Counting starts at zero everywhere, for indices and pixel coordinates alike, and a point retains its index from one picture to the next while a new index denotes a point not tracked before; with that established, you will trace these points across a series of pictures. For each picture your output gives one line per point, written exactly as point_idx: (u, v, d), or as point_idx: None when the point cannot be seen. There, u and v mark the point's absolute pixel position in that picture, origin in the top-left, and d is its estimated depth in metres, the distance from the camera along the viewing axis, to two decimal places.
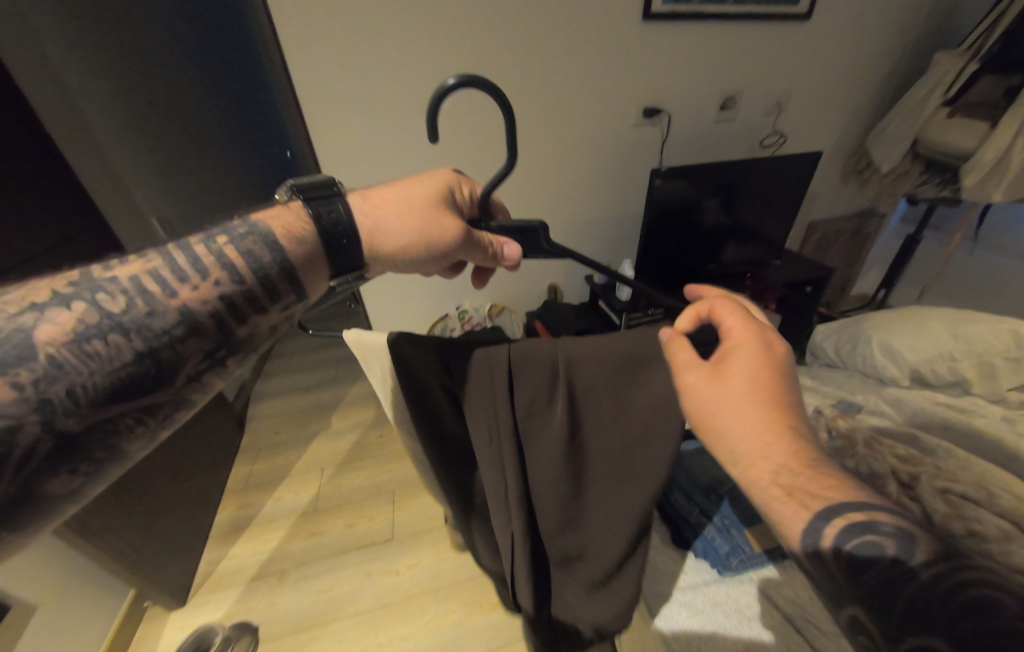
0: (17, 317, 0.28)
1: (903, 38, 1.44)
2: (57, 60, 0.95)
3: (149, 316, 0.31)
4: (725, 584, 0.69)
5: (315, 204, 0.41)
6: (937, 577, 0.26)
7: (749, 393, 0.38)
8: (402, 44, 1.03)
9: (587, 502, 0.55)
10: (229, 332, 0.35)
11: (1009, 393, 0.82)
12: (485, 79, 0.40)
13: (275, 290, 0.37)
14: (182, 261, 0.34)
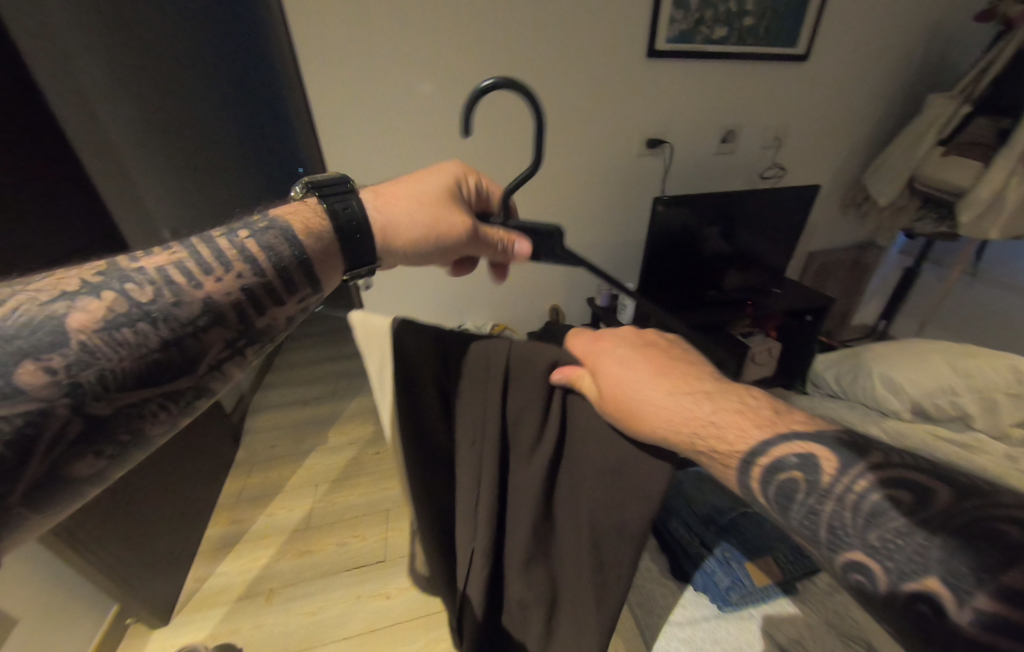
0: (47, 305, 0.27)
1: (898, 80, 1.50)
2: (83, 74, 0.94)
3: (174, 305, 0.31)
4: (723, 621, 0.67)
5: (331, 200, 0.41)
6: (843, 492, 0.27)
7: (656, 397, 0.37)
8: (418, 75, 1.08)
9: (560, 538, 0.50)
10: (250, 322, 0.35)
11: (1011, 429, 0.82)
12: (520, 84, 0.39)
13: (293, 281, 0.37)
14: (205, 253, 0.34)
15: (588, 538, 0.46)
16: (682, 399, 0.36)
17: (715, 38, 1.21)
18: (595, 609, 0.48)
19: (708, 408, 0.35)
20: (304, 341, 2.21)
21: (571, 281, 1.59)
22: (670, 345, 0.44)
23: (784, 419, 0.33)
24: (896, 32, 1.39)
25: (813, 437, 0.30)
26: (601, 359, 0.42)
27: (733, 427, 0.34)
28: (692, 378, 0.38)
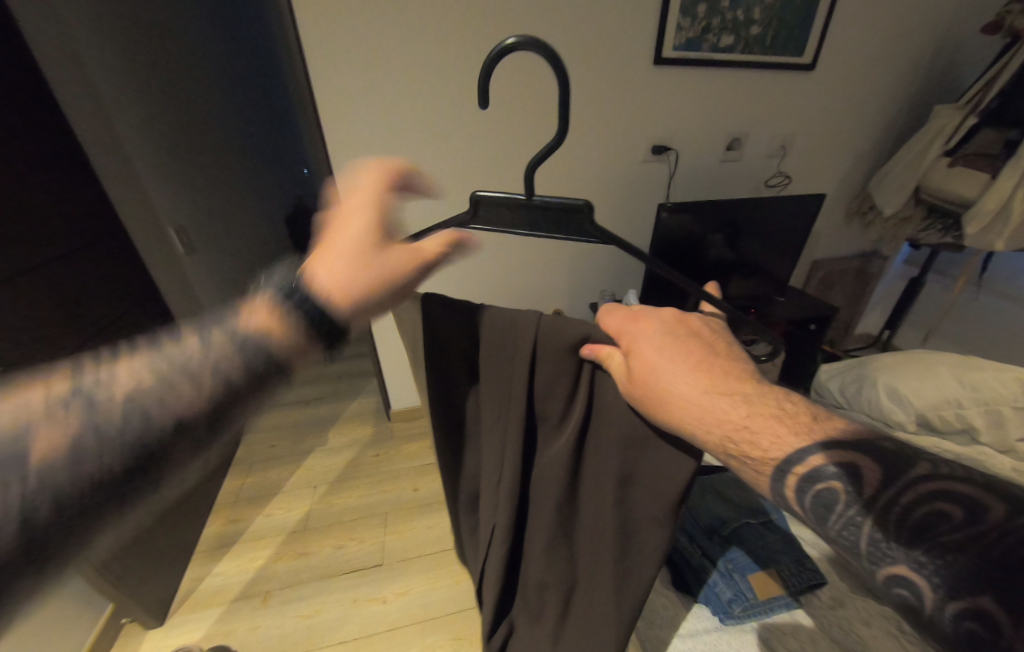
0: (3, 423, 0.27)
1: (904, 90, 1.50)
2: (97, 82, 1.13)
3: (145, 420, 0.30)
4: (725, 633, 0.67)
5: (296, 285, 0.37)
6: (889, 505, 0.30)
7: (703, 396, 0.39)
8: (425, 79, 1.09)
9: (581, 509, 0.53)
10: (219, 428, 0.34)
11: (1018, 443, 0.81)
12: (536, 44, 0.40)
13: (271, 378, 0.36)
14: (175, 359, 0.33)
15: (613, 507, 0.49)
16: (718, 398, 0.39)
17: (721, 47, 1.22)
18: (612, 581, 0.51)
19: (743, 412, 0.38)
20: None
21: (575, 286, 1.59)
22: (706, 332, 0.46)
23: (827, 426, 0.36)
24: (902, 43, 1.39)
25: (853, 447, 0.33)
26: (639, 343, 0.44)
27: (765, 432, 0.37)
28: (730, 378, 0.40)
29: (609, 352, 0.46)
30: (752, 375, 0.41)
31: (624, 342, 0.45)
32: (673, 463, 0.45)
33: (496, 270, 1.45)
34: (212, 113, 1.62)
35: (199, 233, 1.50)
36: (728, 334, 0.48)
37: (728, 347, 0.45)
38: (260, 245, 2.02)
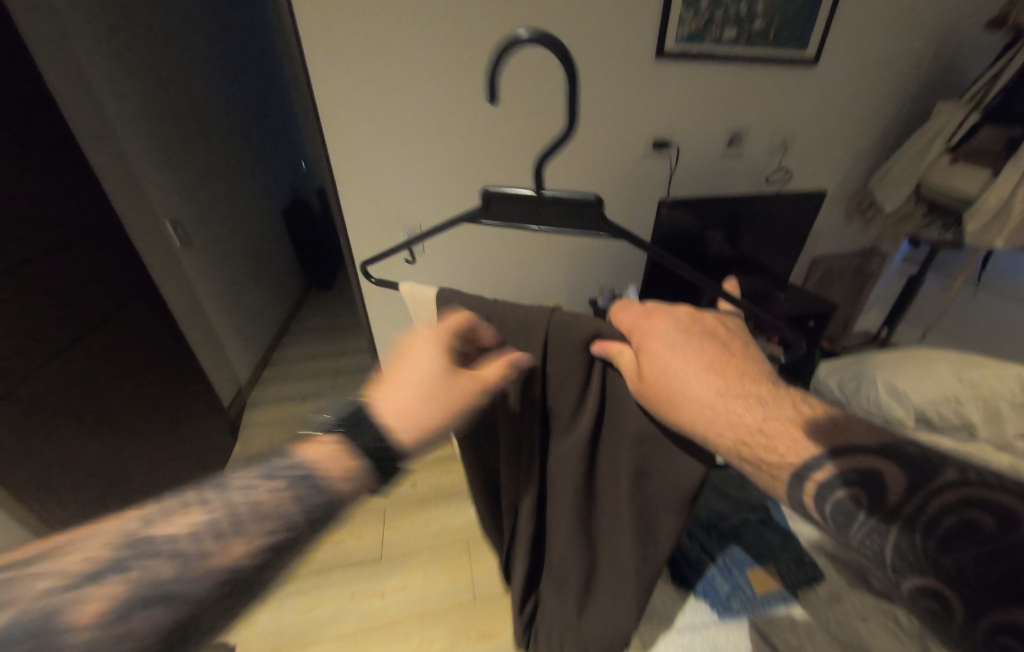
0: (78, 587, 0.33)
1: (907, 86, 1.49)
2: (88, 67, 1.04)
3: (191, 577, 0.35)
4: (723, 627, 0.67)
5: (350, 435, 0.44)
6: (915, 515, 0.30)
7: (714, 398, 0.42)
8: (424, 70, 1.07)
9: (598, 502, 0.56)
10: (259, 578, 0.38)
11: (1015, 440, 0.81)
12: (550, 38, 0.41)
13: (310, 526, 0.41)
14: (227, 512, 0.39)
15: (628, 500, 0.52)
16: (732, 399, 0.41)
17: (724, 40, 1.20)
18: (631, 568, 0.54)
19: (757, 415, 0.40)
20: (304, 336, 2.21)
21: (575, 283, 1.58)
22: (721, 331, 0.48)
23: (851, 433, 0.36)
24: (906, 38, 1.38)
25: (874, 453, 0.33)
26: (651, 341, 0.46)
27: (781, 437, 0.38)
28: (744, 379, 0.43)
29: (620, 349, 0.48)
30: (769, 377, 0.43)
31: (636, 338, 0.48)
32: (686, 462, 0.48)
33: (495, 265, 1.45)
34: (205, 104, 1.59)
35: (196, 227, 1.47)
36: (745, 335, 0.50)
37: (744, 348, 0.47)
38: (256, 239, 2.00)
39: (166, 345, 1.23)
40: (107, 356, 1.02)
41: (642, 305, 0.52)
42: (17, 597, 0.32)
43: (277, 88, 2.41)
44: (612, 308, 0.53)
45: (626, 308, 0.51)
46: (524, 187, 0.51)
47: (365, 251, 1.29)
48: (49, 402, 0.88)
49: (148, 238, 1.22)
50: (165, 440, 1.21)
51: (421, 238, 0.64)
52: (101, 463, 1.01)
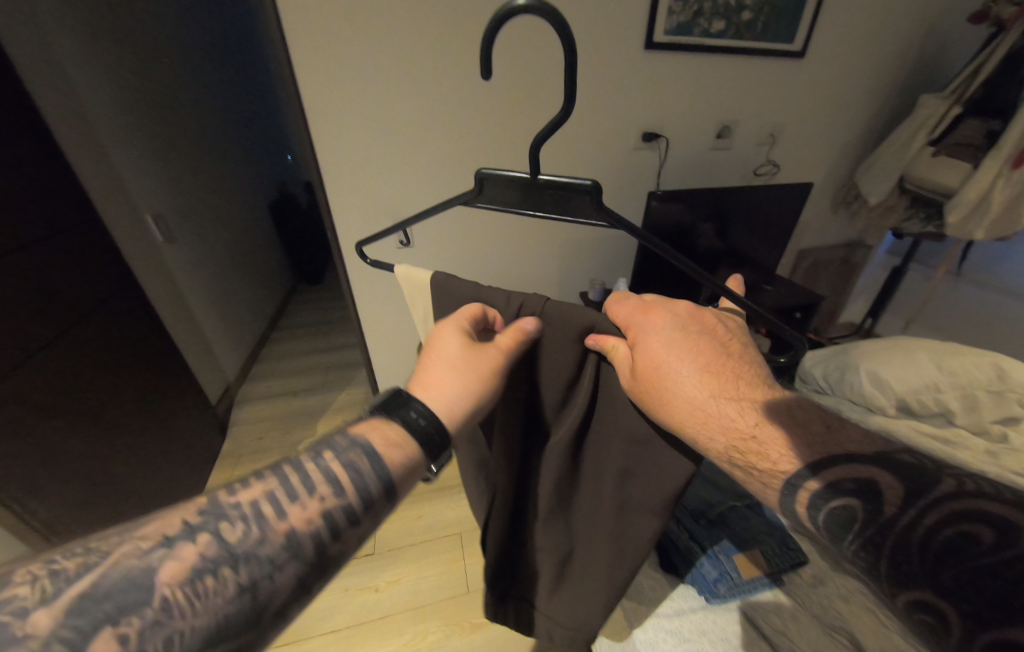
0: (150, 553, 0.32)
1: (892, 78, 1.51)
2: (61, 51, 0.99)
3: (259, 544, 0.34)
4: (708, 612, 0.70)
5: (400, 412, 0.44)
6: (911, 526, 0.30)
7: (711, 401, 0.43)
8: (411, 59, 1.05)
9: (581, 492, 0.57)
10: (323, 553, 0.36)
11: (991, 425, 0.84)
12: (554, 12, 0.41)
13: (370, 502, 0.39)
14: (296, 481, 0.38)
15: (611, 494, 0.52)
16: (724, 404, 0.43)
17: (713, 32, 1.20)
18: (608, 558, 0.56)
19: (749, 421, 0.41)
20: (293, 333, 2.18)
21: (566, 276, 1.58)
22: (719, 331, 0.48)
23: (845, 441, 0.36)
24: (892, 30, 1.39)
25: (870, 462, 0.33)
26: (648, 340, 0.45)
27: (772, 444, 0.39)
28: (737, 384, 0.44)
29: (613, 344, 0.47)
30: (760, 382, 0.45)
31: (632, 336, 0.47)
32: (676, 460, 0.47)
33: (486, 259, 1.44)
34: (187, 96, 1.55)
35: (178, 221, 1.43)
36: (743, 333, 0.50)
37: (740, 350, 0.47)
38: (242, 234, 1.96)
39: (151, 341, 1.20)
40: (89, 353, 1.00)
41: (638, 299, 0.50)
42: (109, 557, 0.32)
43: (261, 80, 2.36)
44: (608, 301, 0.51)
45: (625, 301, 0.50)
46: (520, 172, 0.51)
47: (353, 244, 1.27)
48: (28, 400, 0.86)
49: (130, 232, 1.19)
50: (151, 438, 1.19)
51: (414, 220, 0.63)
52: (86, 462, 0.99)
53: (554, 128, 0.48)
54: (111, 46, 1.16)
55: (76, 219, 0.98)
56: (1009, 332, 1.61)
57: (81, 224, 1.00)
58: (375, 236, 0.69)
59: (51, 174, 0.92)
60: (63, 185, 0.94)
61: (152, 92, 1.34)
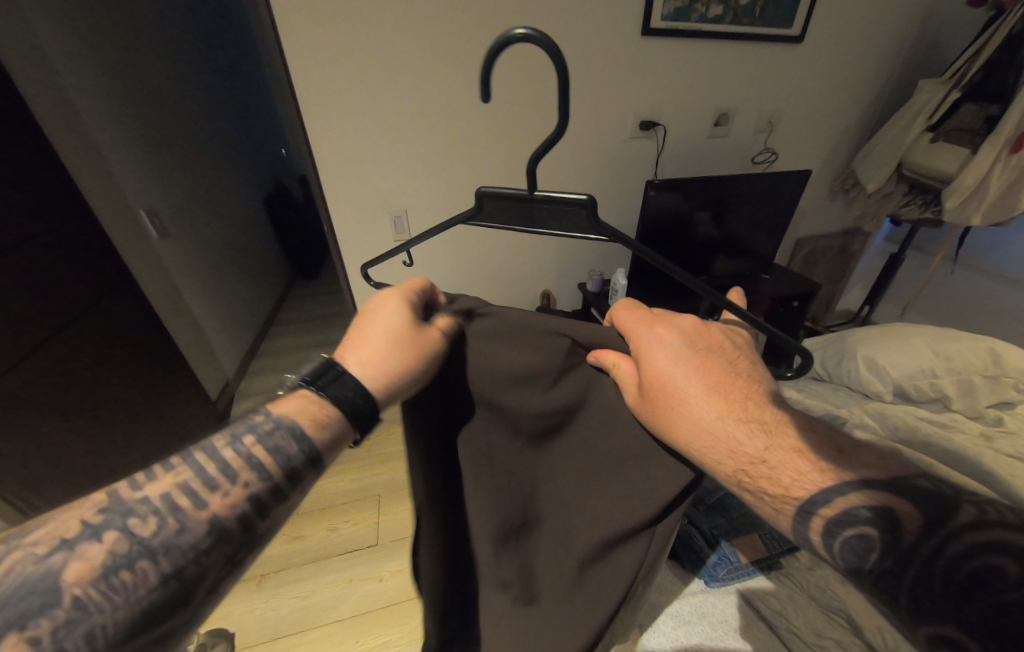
0: (47, 557, 0.28)
1: (892, 63, 1.50)
2: (48, 43, 0.97)
3: (178, 534, 0.31)
4: (710, 595, 0.72)
5: (329, 387, 0.40)
6: (931, 558, 0.28)
7: (720, 420, 0.41)
8: (405, 48, 1.04)
9: (581, 512, 0.54)
10: (253, 531, 0.34)
11: (986, 410, 0.85)
12: (547, 38, 0.40)
13: (302, 477, 0.37)
14: (208, 463, 0.35)
15: (619, 505, 0.51)
16: (733, 427, 0.40)
17: (711, 17, 1.19)
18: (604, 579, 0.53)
19: (759, 446, 0.38)
20: (290, 328, 2.18)
21: (563, 267, 1.58)
22: (727, 348, 0.47)
23: (861, 465, 0.34)
24: (892, 14, 1.38)
25: (886, 488, 0.32)
26: (654, 354, 0.46)
27: (784, 469, 0.37)
28: (746, 403, 0.42)
29: (614, 361, 0.50)
30: (773, 402, 0.42)
31: (636, 351, 0.48)
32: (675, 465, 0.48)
33: (484, 252, 1.44)
34: (179, 90, 1.53)
35: (172, 216, 1.42)
36: (752, 351, 0.49)
37: (750, 366, 0.45)
38: (238, 229, 1.95)
39: (148, 339, 1.20)
40: (84, 351, 0.99)
41: (649, 312, 0.51)
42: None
43: (253, 71, 2.31)
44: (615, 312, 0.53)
45: (635, 317, 0.50)
46: (518, 188, 0.50)
47: (350, 237, 1.26)
48: (22, 399, 0.86)
49: (124, 227, 1.18)
50: (149, 435, 1.19)
51: (413, 242, 0.62)
52: (78, 461, 0.99)
53: (550, 144, 0.47)
54: (99, 36, 1.13)
55: (69, 215, 0.97)
56: (1004, 318, 1.62)
57: (75, 220, 0.99)
58: (376, 258, 0.67)
59: (42, 170, 0.91)
60: (55, 181, 0.93)
61: (141, 83, 1.31)
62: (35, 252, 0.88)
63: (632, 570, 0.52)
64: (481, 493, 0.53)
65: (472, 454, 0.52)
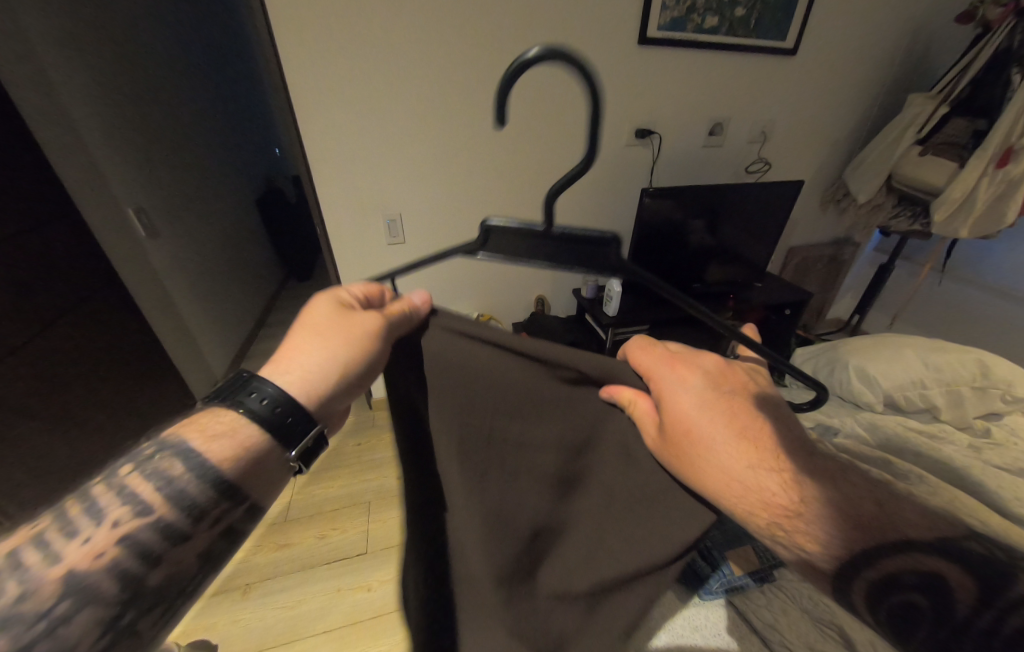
0: None
1: (882, 76, 1.52)
2: (36, 37, 0.95)
3: (18, 603, 0.27)
4: (703, 608, 0.74)
5: (244, 400, 0.37)
6: (985, 633, 0.26)
7: (749, 467, 0.40)
8: (401, 51, 1.03)
9: (595, 528, 0.53)
10: (137, 585, 0.30)
11: (974, 421, 0.86)
12: (573, 59, 0.36)
13: (197, 510, 0.33)
14: (78, 513, 0.31)
15: (639, 534, 0.50)
16: (762, 475, 0.40)
17: (706, 28, 1.20)
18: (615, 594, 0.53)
19: (791, 495, 0.38)
20: (281, 329, 2.15)
21: (559, 272, 1.58)
22: (751, 390, 0.47)
23: (901, 522, 0.32)
24: (882, 29, 1.41)
25: (933, 552, 0.30)
26: (676, 396, 0.45)
27: (818, 523, 0.36)
28: (775, 449, 0.41)
29: (629, 397, 0.49)
30: (800, 445, 0.41)
31: (655, 391, 0.47)
32: (692, 504, 0.47)
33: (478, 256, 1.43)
34: (171, 87, 1.51)
35: (161, 215, 1.39)
36: (774, 390, 0.48)
37: (774, 409, 0.45)
38: (229, 229, 1.93)
39: (135, 341, 1.18)
40: (67, 355, 0.96)
41: (666, 348, 0.51)
42: None
43: (248, 71, 2.30)
44: (631, 350, 0.52)
45: (657, 356, 0.49)
46: (530, 220, 0.48)
47: (343, 239, 1.25)
48: (0, 401, 0.83)
49: (111, 227, 1.16)
50: (129, 438, 1.16)
51: (407, 268, 0.59)
52: (56, 465, 0.96)
53: (574, 176, 0.43)
54: (91, 31, 1.12)
55: (54, 214, 0.95)
56: (992, 330, 1.65)
57: (62, 218, 0.97)
58: None
59: (28, 166, 0.89)
60: (40, 179, 0.91)
61: (131, 77, 1.29)
62: (18, 254, 0.85)
63: (640, 610, 0.52)
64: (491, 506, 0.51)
65: (462, 505, 0.51)
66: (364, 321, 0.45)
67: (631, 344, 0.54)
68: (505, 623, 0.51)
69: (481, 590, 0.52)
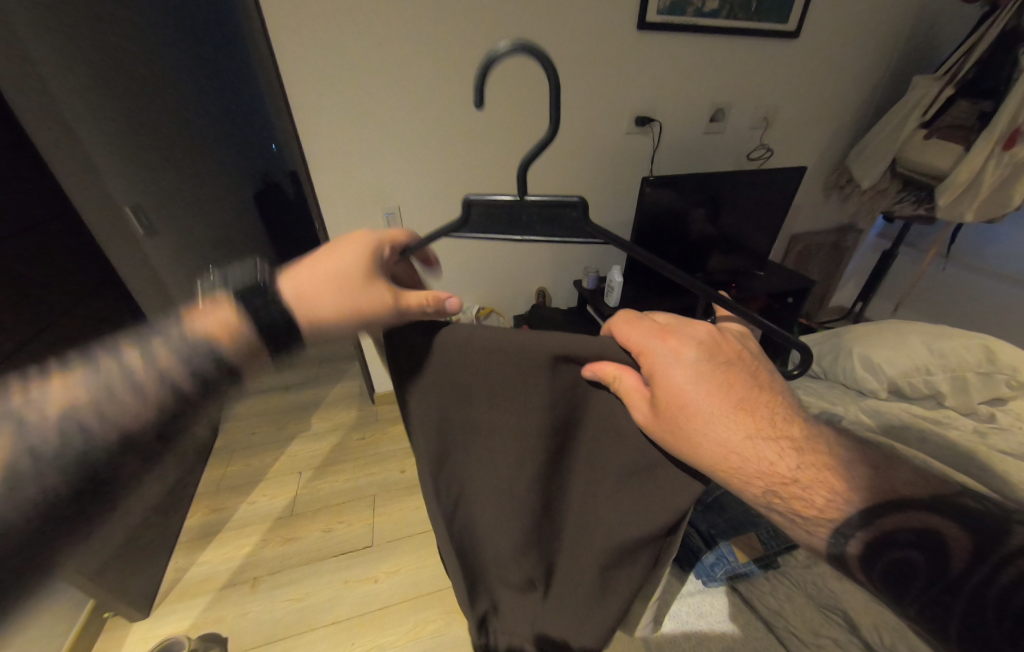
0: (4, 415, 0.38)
1: (887, 58, 1.49)
2: None
3: (109, 411, 0.42)
4: (706, 594, 0.81)
5: (245, 308, 0.47)
6: (981, 585, 0.28)
7: (749, 440, 0.39)
8: (398, 39, 1.01)
9: (596, 508, 0.51)
10: (176, 414, 0.45)
11: (980, 406, 0.85)
12: (537, 48, 0.41)
13: (216, 379, 0.46)
14: (143, 360, 0.44)
15: (634, 508, 0.48)
16: (762, 446, 0.39)
17: (707, 11, 1.17)
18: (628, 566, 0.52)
19: (791, 464, 0.38)
20: None
21: (560, 264, 1.58)
22: (745, 357, 0.44)
23: (900, 482, 0.34)
24: (888, 8, 1.37)
25: (928, 509, 0.32)
26: (673, 373, 0.42)
27: (817, 488, 0.36)
28: (772, 419, 0.40)
29: (613, 374, 0.44)
30: (790, 409, 0.41)
31: (649, 368, 0.43)
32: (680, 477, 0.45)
33: (478, 249, 1.42)
34: None
35: (164, 215, 1.40)
36: (762, 356, 0.46)
37: (767, 376, 0.44)
38: None
39: None
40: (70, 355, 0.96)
41: (652, 319, 0.46)
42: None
43: None
44: (618, 324, 0.46)
45: (648, 329, 0.44)
46: (506, 193, 0.49)
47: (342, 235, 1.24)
48: None
49: None
50: None
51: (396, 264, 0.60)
52: None
53: (541, 147, 0.47)
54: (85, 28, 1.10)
55: None
56: (998, 315, 1.64)
57: None
58: None
59: None
60: None
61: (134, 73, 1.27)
62: None
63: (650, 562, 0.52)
64: (499, 486, 0.52)
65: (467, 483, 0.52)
66: (382, 287, 0.49)
67: (613, 317, 0.49)
68: (524, 574, 0.55)
69: (497, 550, 0.54)
